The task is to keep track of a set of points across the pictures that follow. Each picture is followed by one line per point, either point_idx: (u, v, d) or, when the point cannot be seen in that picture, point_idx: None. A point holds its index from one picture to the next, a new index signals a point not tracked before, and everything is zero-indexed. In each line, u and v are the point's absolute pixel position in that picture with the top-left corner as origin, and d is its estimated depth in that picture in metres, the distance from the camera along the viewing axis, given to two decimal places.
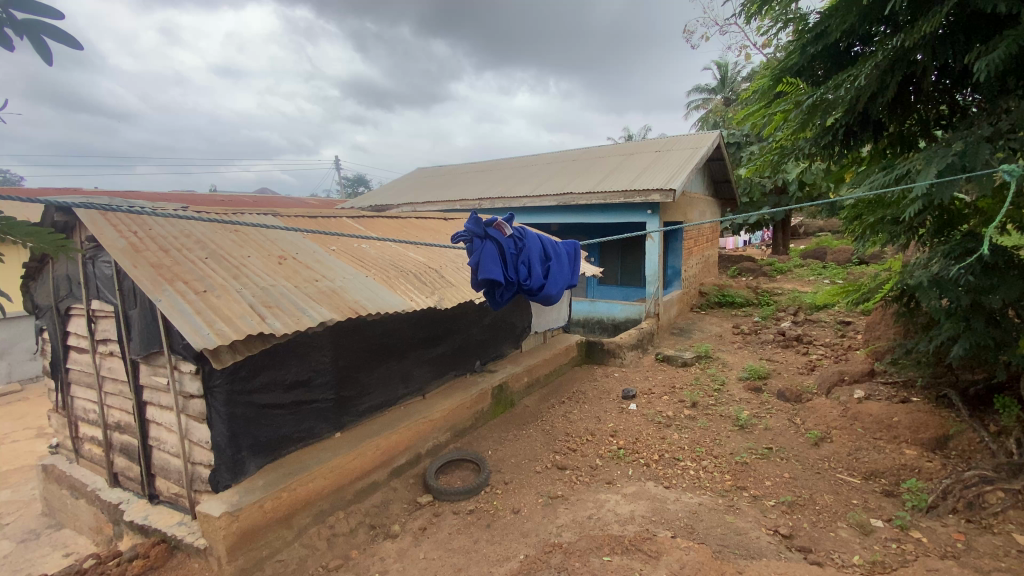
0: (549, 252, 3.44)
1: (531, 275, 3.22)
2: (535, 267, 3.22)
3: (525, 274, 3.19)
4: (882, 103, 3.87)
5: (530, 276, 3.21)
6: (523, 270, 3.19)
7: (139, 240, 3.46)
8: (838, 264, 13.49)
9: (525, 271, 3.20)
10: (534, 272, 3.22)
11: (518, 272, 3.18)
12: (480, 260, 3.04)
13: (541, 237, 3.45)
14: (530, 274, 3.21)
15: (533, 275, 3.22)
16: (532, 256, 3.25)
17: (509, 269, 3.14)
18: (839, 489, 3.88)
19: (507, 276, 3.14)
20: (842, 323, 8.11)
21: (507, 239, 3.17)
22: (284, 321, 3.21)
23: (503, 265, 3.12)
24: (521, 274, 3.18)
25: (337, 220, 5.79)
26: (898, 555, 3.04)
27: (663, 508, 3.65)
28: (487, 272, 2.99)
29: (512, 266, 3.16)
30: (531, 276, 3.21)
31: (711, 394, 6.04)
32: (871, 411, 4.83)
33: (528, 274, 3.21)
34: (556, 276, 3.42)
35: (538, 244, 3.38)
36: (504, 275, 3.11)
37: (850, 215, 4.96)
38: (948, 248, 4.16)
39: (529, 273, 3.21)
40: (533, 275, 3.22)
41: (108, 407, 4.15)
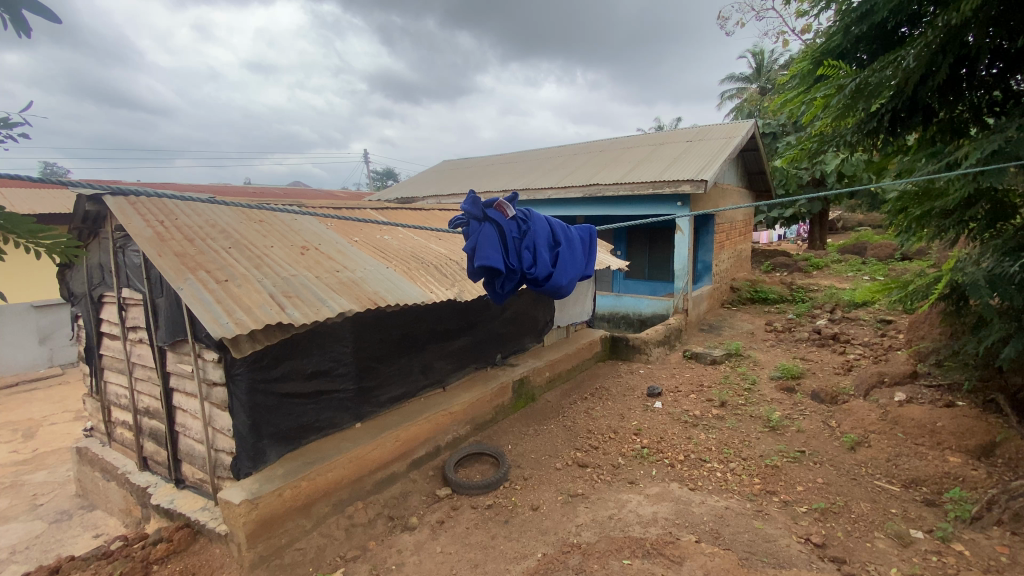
0: (559, 238, 3.28)
1: (535, 259, 3.09)
2: (539, 250, 3.10)
3: (529, 257, 3.07)
4: (933, 86, 3.59)
5: (535, 259, 3.09)
6: (525, 254, 3.08)
7: (165, 230, 3.51)
8: (880, 260, 12.89)
9: (530, 256, 3.08)
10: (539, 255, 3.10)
11: (522, 256, 3.07)
12: (477, 243, 2.98)
13: (551, 221, 3.30)
14: (535, 257, 3.09)
15: (539, 258, 3.10)
16: (536, 242, 3.11)
17: (513, 254, 3.05)
18: (876, 497, 3.65)
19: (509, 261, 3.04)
20: (883, 321, 7.72)
21: (509, 222, 3.07)
22: (303, 312, 3.19)
23: (503, 251, 3.01)
24: (526, 259, 3.07)
25: (361, 211, 5.79)
26: (939, 569, 2.85)
27: (687, 511, 3.52)
28: (488, 258, 2.89)
29: (513, 251, 3.06)
30: (536, 260, 3.08)
31: (740, 393, 5.83)
32: (912, 415, 4.56)
33: (531, 257, 3.08)
34: (566, 264, 3.25)
35: (546, 228, 3.24)
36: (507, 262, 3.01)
37: (895, 206, 4.64)
38: (1001, 241, 3.86)
39: (534, 256, 3.09)
40: (538, 259, 3.08)
41: (138, 393, 4.27)
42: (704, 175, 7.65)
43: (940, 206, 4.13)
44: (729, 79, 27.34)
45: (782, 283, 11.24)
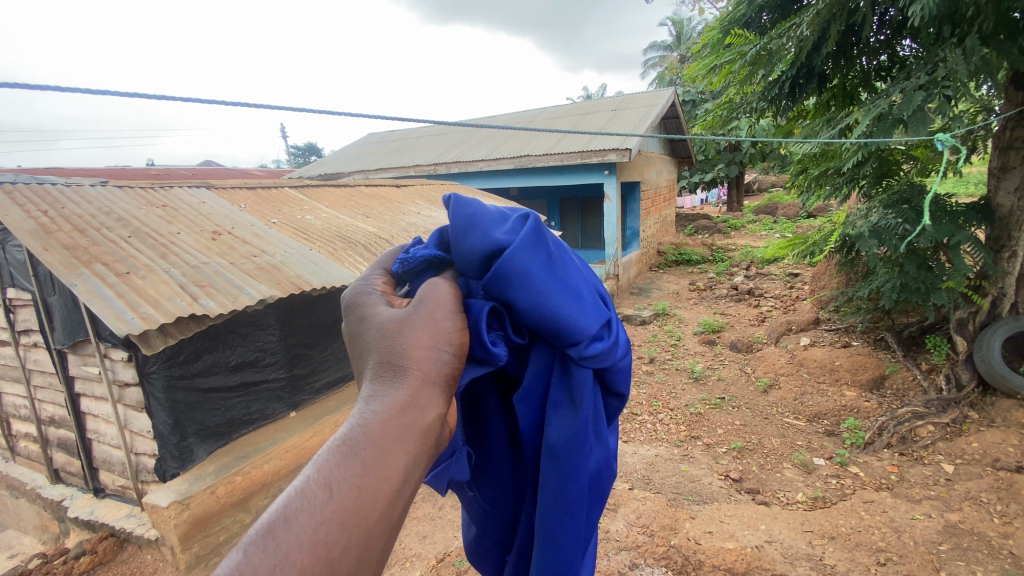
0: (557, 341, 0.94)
1: (602, 500, 1.04)
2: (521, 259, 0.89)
3: (554, 354, 0.98)
4: (826, 54, 3.84)
5: (597, 434, 1.00)
6: (526, 280, 0.88)
7: (50, 221, 3.23)
8: (790, 218, 13.96)
9: (578, 549, 0.98)
10: (579, 328, 0.90)
11: (540, 544, 0.96)
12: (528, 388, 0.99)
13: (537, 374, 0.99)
14: (571, 482, 0.95)
15: (595, 492, 1.01)
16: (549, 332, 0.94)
17: (476, 337, 0.88)
18: (786, 432, 4.06)
19: (504, 443, 1.10)
20: (791, 275, 8.43)
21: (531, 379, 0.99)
22: (219, 301, 3.09)
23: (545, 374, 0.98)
24: (570, 518, 0.95)
25: (280, 190, 5.55)
26: (838, 490, 3.29)
27: (621, 462, 3.76)
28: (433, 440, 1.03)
29: (468, 256, 0.92)
30: (611, 453, 1.04)
31: (667, 349, 6.21)
32: (815, 357, 5.12)
33: (569, 351, 0.92)
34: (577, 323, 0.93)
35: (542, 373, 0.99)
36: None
37: (796, 168, 5.09)
38: (887, 197, 4.29)
39: (574, 517, 0.95)
40: (590, 390, 0.94)
41: (40, 401, 4.15)
42: (629, 144, 7.84)
43: (836, 166, 4.54)
44: (654, 47, 27.87)
45: (705, 245, 11.91)
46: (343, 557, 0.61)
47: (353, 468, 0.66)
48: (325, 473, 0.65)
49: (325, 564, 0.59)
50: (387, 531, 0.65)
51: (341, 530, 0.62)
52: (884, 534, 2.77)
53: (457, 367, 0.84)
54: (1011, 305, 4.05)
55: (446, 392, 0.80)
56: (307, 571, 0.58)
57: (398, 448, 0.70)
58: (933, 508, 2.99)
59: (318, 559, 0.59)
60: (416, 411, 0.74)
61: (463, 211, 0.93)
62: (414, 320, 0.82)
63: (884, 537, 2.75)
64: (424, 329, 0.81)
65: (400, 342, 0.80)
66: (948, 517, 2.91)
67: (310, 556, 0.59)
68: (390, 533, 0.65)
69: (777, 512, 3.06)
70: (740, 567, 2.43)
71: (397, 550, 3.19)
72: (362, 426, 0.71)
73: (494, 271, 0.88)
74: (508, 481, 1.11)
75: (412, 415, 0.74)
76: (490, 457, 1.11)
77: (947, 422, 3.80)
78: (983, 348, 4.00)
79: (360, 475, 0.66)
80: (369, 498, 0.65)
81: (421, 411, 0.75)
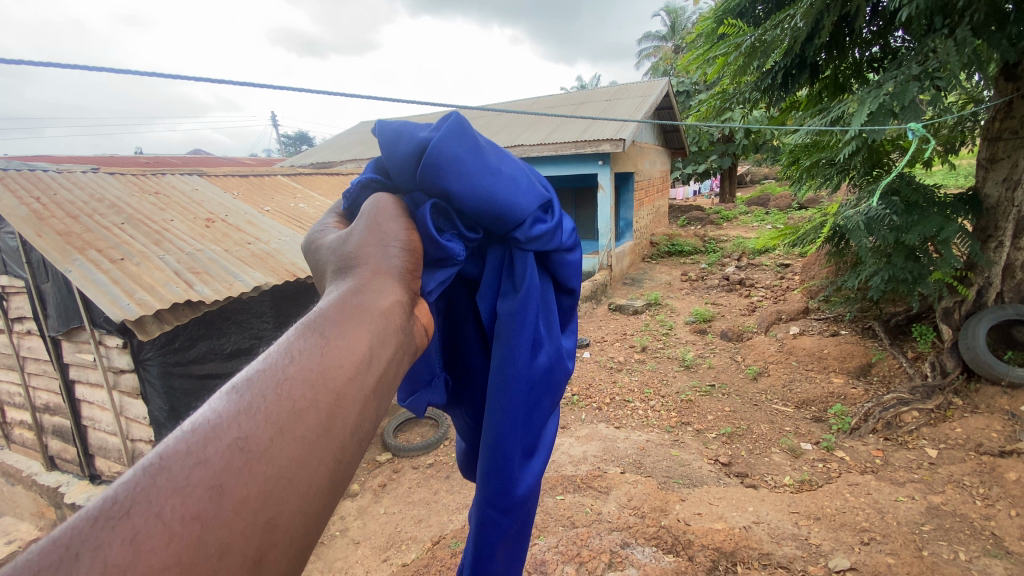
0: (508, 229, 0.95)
1: (556, 394, 1.06)
2: (450, 148, 0.90)
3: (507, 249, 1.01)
4: (818, 45, 3.87)
5: (545, 330, 1.04)
6: (458, 166, 0.90)
7: (43, 207, 3.21)
8: (782, 210, 14.06)
9: (519, 444, 0.97)
10: (517, 206, 0.94)
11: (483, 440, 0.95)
12: (493, 286, 1.01)
13: (495, 270, 1.02)
14: (512, 363, 0.96)
15: (546, 384, 1.02)
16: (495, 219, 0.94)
17: (426, 235, 0.89)
18: (774, 418, 4.15)
19: (483, 360, 1.11)
20: (782, 266, 8.53)
21: (493, 278, 1.02)
22: (214, 288, 3.11)
23: (505, 271, 1.00)
24: (511, 400, 0.95)
25: (272, 178, 5.52)
26: (824, 473, 3.37)
27: (614, 447, 3.84)
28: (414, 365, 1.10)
29: (403, 164, 0.94)
30: (560, 346, 1.06)
31: (659, 338, 6.28)
32: (804, 345, 5.22)
33: (515, 235, 0.95)
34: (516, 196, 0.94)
35: (503, 268, 1.01)
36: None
37: (788, 158, 5.11)
38: (876, 187, 4.34)
39: (510, 394, 0.95)
40: (529, 268, 0.97)
41: (33, 389, 4.15)
42: (623, 134, 7.84)
43: (827, 157, 4.57)
44: (648, 38, 27.76)
45: (697, 236, 11.99)
46: (309, 424, 0.57)
47: (313, 345, 0.63)
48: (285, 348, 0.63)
49: (288, 429, 0.55)
50: (360, 401, 0.62)
51: (305, 386, 0.59)
52: (868, 515, 2.85)
53: (414, 263, 0.84)
54: (996, 294, 4.14)
55: (403, 283, 0.78)
56: (270, 420, 0.55)
57: (360, 327, 0.67)
58: (917, 491, 3.09)
59: (279, 424, 0.55)
60: (372, 296, 0.73)
61: (385, 128, 0.96)
62: (360, 226, 0.83)
63: (868, 517, 2.83)
64: (373, 229, 0.83)
65: (348, 245, 0.81)
66: (931, 499, 2.99)
67: (268, 419, 0.55)
68: (360, 393, 0.63)
69: (765, 495, 3.14)
70: (729, 546, 2.50)
71: (393, 533, 3.24)
72: (319, 312, 0.68)
73: (424, 166, 0.89)
74: (483, 396, 1.13)
75: (370, 298, 0.72)
76: (471, 376, 1.13)
77: (931, 408, 3.89)
78: (969, 335, 4.09)
79: (319, 349, 0.63)
80: (332, 371, 0.61)
81: (377, 295, 0.73)
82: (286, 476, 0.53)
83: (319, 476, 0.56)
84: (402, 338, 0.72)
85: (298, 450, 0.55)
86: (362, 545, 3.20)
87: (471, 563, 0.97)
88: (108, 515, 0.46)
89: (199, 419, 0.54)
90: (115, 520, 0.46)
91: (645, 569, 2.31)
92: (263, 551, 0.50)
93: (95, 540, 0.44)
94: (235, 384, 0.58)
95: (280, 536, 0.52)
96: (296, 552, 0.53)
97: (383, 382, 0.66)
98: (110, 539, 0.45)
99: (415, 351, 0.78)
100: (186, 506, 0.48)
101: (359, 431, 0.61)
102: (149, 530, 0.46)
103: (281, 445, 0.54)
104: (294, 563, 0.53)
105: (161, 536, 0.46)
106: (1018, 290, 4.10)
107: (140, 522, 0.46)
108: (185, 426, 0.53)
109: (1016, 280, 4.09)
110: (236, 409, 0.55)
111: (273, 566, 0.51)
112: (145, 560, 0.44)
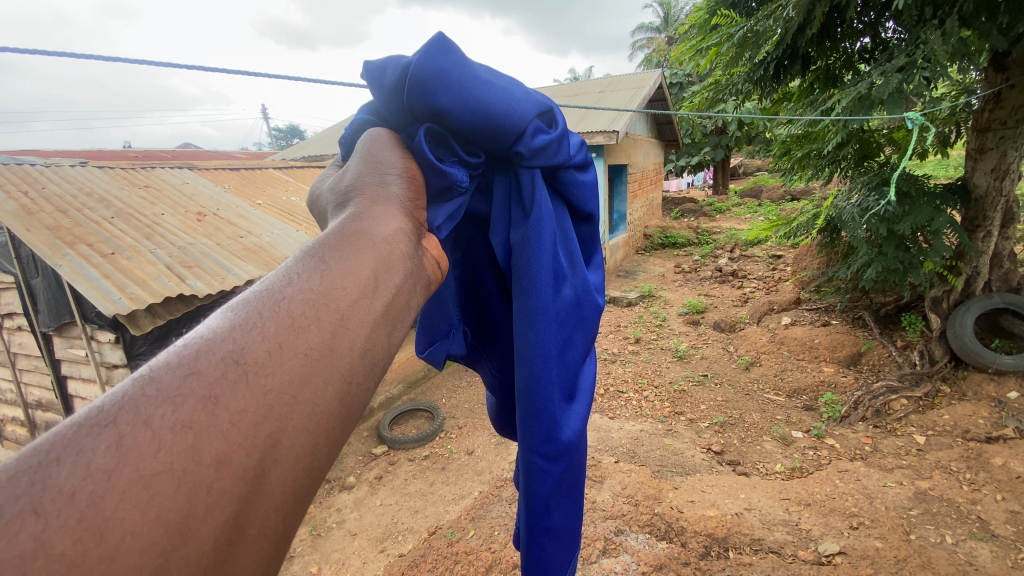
0: (510, 145, 0.92)
1: (587, 330, 1.02)
2: (435, 64, 0.85)
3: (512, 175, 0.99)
4: (809, 36, 3.87)
5: (569, 260, 1.01)
6: (444, 79, 0.86)
7: (31, 201, 3.18)
8: (774, 201, 14.13)
9: (559, 385, 0.94)
10: (516, 114, 0.88)
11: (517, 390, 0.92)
12: (502, 217, 0.99)
13: (504, 202, 0.99)
14: (536, 298, 0.91)
15: (575, 319, 0.99)
16: (494, 134, 0.90)
17: (426, 165, 0.90)
18: (766, 407, 4.20)
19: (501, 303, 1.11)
20: (774, 257, 8.60)
21: (501, 209, 0.99)
22: (206, 282, 3.10)
23: (511, 197, 0.98)
24: (541, 335, 0.91)
25: (263, 172, 5.48)
26: (815, 460, 3.43)
27: (608, 437, 3.88)
28: (433, 319, 1.13)
29: (394, 99, 0.93)
30: (585, 280, 1.02)
31: (652, 330, 6.32)
32: (795, 335, 5.28)
33: (517, 148, 0.91)
34: (515, 106, 0.89)
35: (509, 197, 0.99)
36: (526, 536, 0.94)
37: (781, 150, 5.11)
38: (866, 178, 4.37)
39: (541, 330, 0.91)
40: (538, 189, 0.94)
41: (26, 385, 4.12)
42: (616, 126, 7.82)
43: (818, 148, 4.58)
44: (641, 30, 27.68)
45: (690, 228, 12.05)
46: (310, 341, 0.60)
47: (311, 271, 0.67)
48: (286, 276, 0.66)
49: (287, 346, 0.59)
50: (363, 330, 0.66)
51: (308, 307, 0.63)
52: (857, 501, 2.90)
53: (414, 192, 0.87)
54: (983, 283, 4.23)
55: (407, 212, 0.84)
56: (271, 336, 0.58)
57: (361, 255, 0.72)
58: (905, 476, 3.14)
59: (278, 340, 0.59)
60: (375, 222, 0.79)
61: (371, 67, 0.95)
62: (356, 163, 0.87)
63: (857, 503, 2.88)
64: (372, 167, 0.86)
65: (347, 180, 0.85)
66: (919, 484, 3.05)
67: (267, 337, 0.58)
68: (364, 319, 0.66)
69: (757, 482, 3.19)
70: (721, 532, 2.54)
71: (390, 524, 3.26)
72: (321, 244, 0.73)
73: (410, 88, 0.86)
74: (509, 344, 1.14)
75: (374, 225, 0.78)
76: (491, 323, 1.15)
77: (920, 396, 3.95)
78: (957, 325, 4.16)
79: (319, 275, 0.67)
80: (332, 294, 0.66)
81: (379, 222, 0.79)
82: (288, 391, 0.56)
83: (324, 393, 0.59)
84: (407, 265, 0.77)
85: (299, 367, 0.58)
86: (359, 536, 3.21)
87: (522, 518, 0.94)
88: (93, 423, 0.48)
89: (194, 338, 0.57)
90: (99, 427, 0.47)
91: (638, 556, 2.35)
92: (264, 464, 0.52)
93: (79, 444, 0.46)
94: (231, 307, 0.62)
95: (284, 450, 0.54)
96: (301, 471, 0.55)
97: (388, 308, 0.70)
98: (97, 443, 0.47)
99: (426, 284, 0.83)
100: (178, 415, 0.50)
101: (364, 352, 0.65)
102: (138, 435, 0.48)
103: (281, 362, 0.57)
104: (299, 478, 0.55)
105: (153, 441, 0.47)
106: (1004, 278, 4.22)
107: (127, 429, 0.48)
108: (179, 346, 0.56)
109: (1003, 270, 4.23)
110: (236, 327, 0.58)
111: (276, 479, 0.53)
112: (136, 464, 0.46)
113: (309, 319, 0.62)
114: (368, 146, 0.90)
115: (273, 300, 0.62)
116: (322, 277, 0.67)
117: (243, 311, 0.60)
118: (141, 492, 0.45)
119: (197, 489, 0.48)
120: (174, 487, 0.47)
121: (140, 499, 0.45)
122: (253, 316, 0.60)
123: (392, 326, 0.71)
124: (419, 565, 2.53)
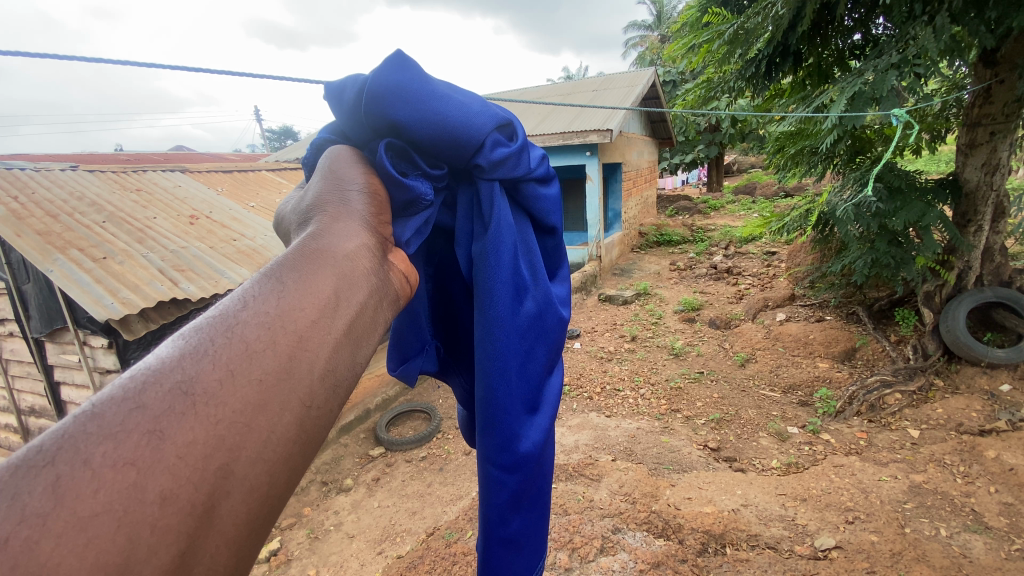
0: (469, 156, 0.92)
1: (549, 343, 1.02)
2: (388, 79, 0.85)
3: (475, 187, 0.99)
4: (800, 33, 3.88)
5: (530, 274, 1.00)
6: (401, 92, 0.85)
7: (21, 206, 3.15)
8: (768, 198, 14.17)
9: (519, 401, 0.94)
10: (473, 128, 0.89)
11: (479, 404, 0.92)
12: (467, 230, 0.99)
13: (468, 215, 1.00)
14: (495, 312, 0.91)
15: (536, 331, 0.98)
16: (453, 146, 0.90)
17: (388, 179, 0.89)
18: (761, 403, 4.22)
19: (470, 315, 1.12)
20: (768, 253, 8.63)
21: (465, 222, 1.00)
22: (199, 285, 3.09)
23: (474, 211, 0.98)
24: (500, 347, 0.91)
25: (255, 173, 5.46)
26: (810, 455, 3.45)
27: (605, 435, 3.89)
28: (405, 336, 1.14)
29: (354, 115, 0.92)
30: (547, 292, 1.02)
31: (648, 327, 6.33)
32: (790, 332, 5.31)
33: (476, 160, 0.92)
34: (472, 118, 0.90)
35: (473, 211, 0.99)
36: (484, 547, 0.93)
37: (774, 147, 5.14)
38: (858, 174, 4.38)
39: (501, 343, 0.91)
40: (497, 201, 0.94)
41: (18, 391, 4.09)
42: (610, 125, 7.83)
43: (811, 144, 4.58)
44: (634, 28, 27.72)
45: (685, 226, 12.08)
46: (265, 367, 0.61)
47: (267, 292, 0.68)
48: (244, 298, 0.67)
49: (239, 373, 0.59)
50: (321, 354, 0.66)
51: (263, 333, 0.64)
52: (852, 495, 2.91)
53: (376, 206, 0.88)
54: (975, 277, 4.25)
55: (369, 227, 0.84)
56: (223, 365, 0.59)
57: (320, 273, 0.73)
58: (899, 470, 3.16)
59: (229, 368, 0.59)
60: (338, 240, 0.79)
61: (331, 87, 0.95)
62: (317, 182, 0.87)
63: (852, 497, 2.90)
64: (333, 182, 0.86)
65: (307, 201, 0.85)
66: (913, 478, 3.06)
67: (219, 364, 0.59)
68: (325, 341, 0.67)
69: (753, 478, 3.20)
70: (718, 528, 2.56)
71: (388, 526, 3.26)
72: (281, 262, 0.73)
73: (367, 105, 0.86)
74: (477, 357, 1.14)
75: (335, 243, 0.78)
76: (461, 337, 1.16)
77: (913, 390, 3.99)
78: (949, 319, 4.17)
79: (276, 297, 0.68)
80: (290, 316, 0.66)
81: (341, 239, 0.79)
82: (240, 420, 0.57)
83: (278, 421, 0.60)
84: (371, 281, 0.79)
85: (252, 395, 0.59)
86: (356, 538, 3.21)
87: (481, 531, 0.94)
88: (31, 465, 0.49)
89: (142, 368, 0.58)
90: (38, 469, 0.49)
91: (636, 553, 2.35)
92: (213, 497, 0.54)
93: (17, 488, 0.47)
94: (184, 334, 0.63)
95: (235, 482, 0.56)
96: (253, 501, 0.57)
97: (350, 326, 0.71)
98: (35, 485, 0.48)
99: (393, 298, 0.84)
100: (121, 452, 0.51)
101: (324, 374, 0.66)
102: (78, 476, 0.49)
103: (231, 392, 0.58)
104: (251, 508, 0.57)
105: (91, 482, 0.49)
106: (995, 272, 4.24)
107: (66, 469, 0.49)
108: (126, 377, 0.57)
109: (994, 263, 4.23)
110: (188, 355, 0.59)
111: (227, 512, 0.55)
112: (73, 506, 0.47)
113: (265, 346, 0.63)
114: (328, 160, 0.90)
115: (227, 324, 0.63)
116: (278, 299, 0.67)
117: (196, 339, 0.61)
118: (78, 535, 0.46)
119: (139, 528, 0.49)
120: (113, 526, 0.48)
121: (76, 542, 0.46)
122: (205, 342, 0.61)
123: (355, 346, 0.72)
124: (416, 567, 2.52)
